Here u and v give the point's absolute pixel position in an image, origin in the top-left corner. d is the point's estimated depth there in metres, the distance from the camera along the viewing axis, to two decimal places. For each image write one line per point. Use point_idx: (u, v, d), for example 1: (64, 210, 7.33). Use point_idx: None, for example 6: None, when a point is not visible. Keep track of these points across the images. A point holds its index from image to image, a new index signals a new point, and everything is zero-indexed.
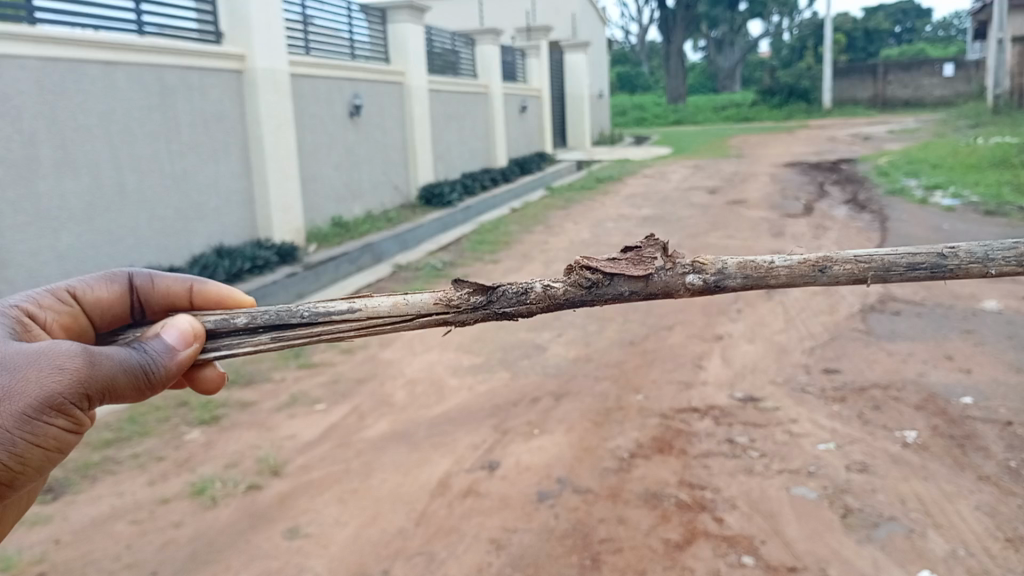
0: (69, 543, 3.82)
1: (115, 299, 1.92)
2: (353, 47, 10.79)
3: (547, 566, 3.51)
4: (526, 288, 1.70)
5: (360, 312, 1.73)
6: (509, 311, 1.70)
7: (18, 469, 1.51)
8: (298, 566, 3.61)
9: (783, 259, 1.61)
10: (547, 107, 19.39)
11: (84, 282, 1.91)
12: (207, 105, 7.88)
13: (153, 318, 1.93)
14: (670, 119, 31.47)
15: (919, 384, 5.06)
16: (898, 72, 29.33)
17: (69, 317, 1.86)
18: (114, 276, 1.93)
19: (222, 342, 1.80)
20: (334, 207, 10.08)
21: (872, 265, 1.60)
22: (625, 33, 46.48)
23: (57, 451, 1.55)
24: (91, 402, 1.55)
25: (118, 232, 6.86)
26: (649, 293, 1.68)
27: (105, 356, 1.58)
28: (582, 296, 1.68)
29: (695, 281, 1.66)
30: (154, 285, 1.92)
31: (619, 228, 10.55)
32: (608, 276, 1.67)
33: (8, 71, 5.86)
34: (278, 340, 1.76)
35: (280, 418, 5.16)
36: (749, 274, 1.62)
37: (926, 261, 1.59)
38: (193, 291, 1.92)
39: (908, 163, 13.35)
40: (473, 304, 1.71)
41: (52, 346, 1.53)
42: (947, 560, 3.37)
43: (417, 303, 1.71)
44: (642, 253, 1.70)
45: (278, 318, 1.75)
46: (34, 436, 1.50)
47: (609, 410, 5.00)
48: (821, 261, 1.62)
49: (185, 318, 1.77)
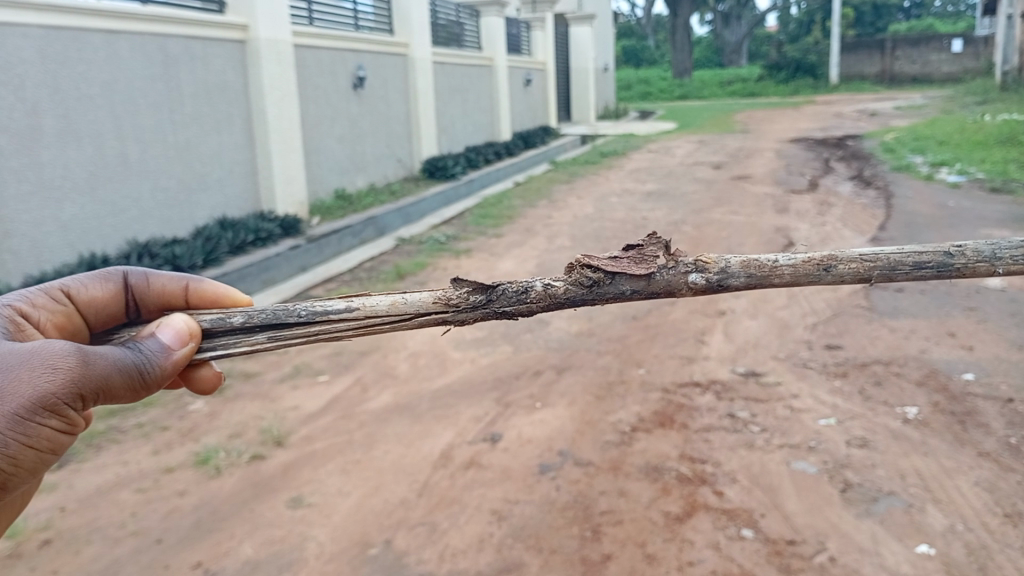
0: (75, 510, 3.85)
1: (110, 298, 1.91)
2: (357, 18, 10.70)
3: (548, 538, 3.54)
4: (525, 287, 1.70)
5: (357, 312, 1.72)
6: (509, 311, 1.71)
7: (11, 470, 1.52)
8: (301, 535, 3.65)
9: (787, 258, 1.61)
10: (552, 80, 19.26)
11: (78, 281, 1.91)
12: (210, 75, 7.83)
13: (148, 318, 1.93)
14: (675, 93, 31.25)
15: (921, 361, 5.07)
16: (906, 47, 29.05)
17: (63, 317, 1.86)
18: (109, 275, 1.92)
19: (218, 342, 1.79)
20: (338, 180, 10.06)
21: (877, 265, 1.60)
22: (632, 6, 46.04)
23: (52, 451, 1.55)
24: (84, 403, 1.55)
25: (121, 202, 6.85)
26: (650, 292, 1.68)
27: (100, 357, 1.58)
28: (583, 295, 1.69)
29: (698, 280, 1.66)
30: (149, 285, 1.92)
31: (623, 203, 10.52)
32: (609, 275, 1.67)
33: (10, 40, 5.83)
34: (274, 340, 1.76)
35: (284, 390, 5.19)
36: (754, 273, 1.62)
37: (933, 261, 1.59)
38: (189, 289, 1.91)
39: (915, 140, 13.28)
40: (472, 303, 1.71)
41: (45, 346, 1.53)
42: (945, 535, 3.40)
43: (415, 302, 1.71)
44: (644, 251, 1.70)
45: (275, 318, 1.74)
46: (27, 437, 1.50)
47: (611, 384, 5.02)
48: (826, 259, 1.62)
49: (181, 317, 1.76)
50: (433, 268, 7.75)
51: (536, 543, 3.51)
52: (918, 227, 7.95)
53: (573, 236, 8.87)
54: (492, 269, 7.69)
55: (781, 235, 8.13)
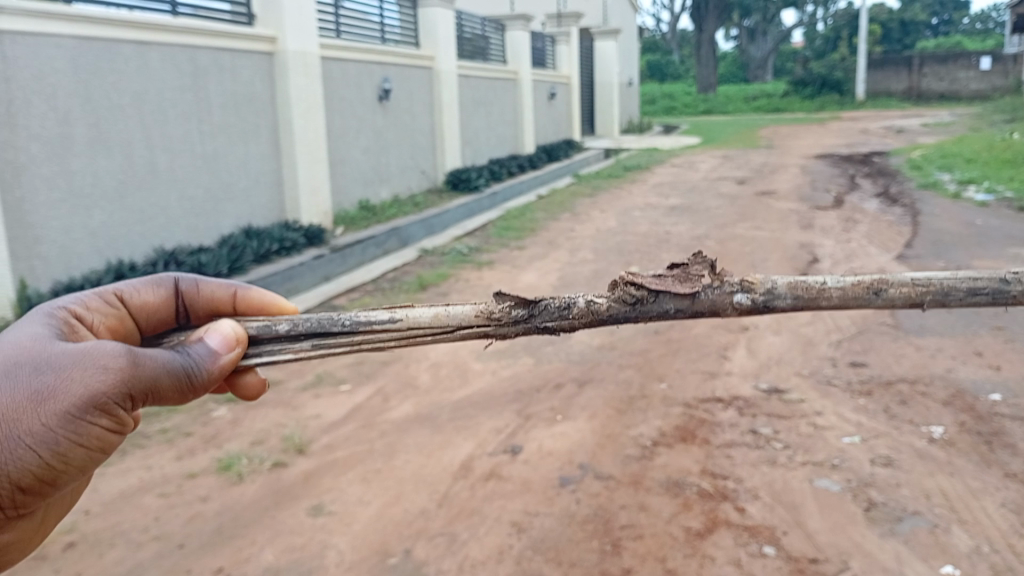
0: (99, 514, 3.90)
1: (161, 304, 1.96)
2: (383, 31, 10.82)
3: (568, 551, 3.53)
4: (568, 303, 1.68)
5: (402, 323, 1.70)
6: (551, 326, 1.69)
7: (61, 467, 1.55)
8: (321, 543, 3.66)
9: (835, 281, 1.60)
10: (576, 94, 19.33)
11: (130, 286, 1.94)
12: (238, 86, 7.94)
13: (196, 323, 1.95)
14: (699, 109, 31.23)
15: (947, 380, 5.02)
16: (933, 65, 28.84)
17: (116, 320, 1.89)
18: (160, 281, 1.96)
19: (263, 349, 1.79)
20: (362, 191, 10.13)
21: (930, 289, 1.58)
22: (656, 21, 46.16)
23: (100, 450, 1.58)
24: (132, 404, 1.58)
25: (149, 211, 6.94)
26: (695, 312, 1.65)
27: (150, 360, 1.60)
28: (627, 312, 1.65)
29: (743, 301, 1.63)
30: (199, 291, 1.95)
31: (646, 217, 10.51)
32: (654, 293, 1.64)
33: (44, 49, 5.95)
34: (318, 348, 1.74)
35: (306, 398, 5.22)
36: (800, 295, 1.61)
37: (988, 287, 1.55)
38: (237, 296, 1.94)
39: (941, 157, 13.17)
40: (514, 317, 1.69)
41: (96, 347, 1.55)
42: (971, 556, 3.36)
43: (459, 314, 1.70)
44: (688, 271, 1.69)
45: (320, 326, 1.73)
46: (77, 435, 1.53)
47: (632, 398, 5.01)
48: (876, 282, 1.60)
49: (229, 322, 1.76)
50: (455, 279, 7.79)
51: (555, 556, 3.50)
52: (945, 245, 7.88)
53: (595, 249, 8.88)
54: (515, 281, 7.71)
55: (805, 251, 8.09)
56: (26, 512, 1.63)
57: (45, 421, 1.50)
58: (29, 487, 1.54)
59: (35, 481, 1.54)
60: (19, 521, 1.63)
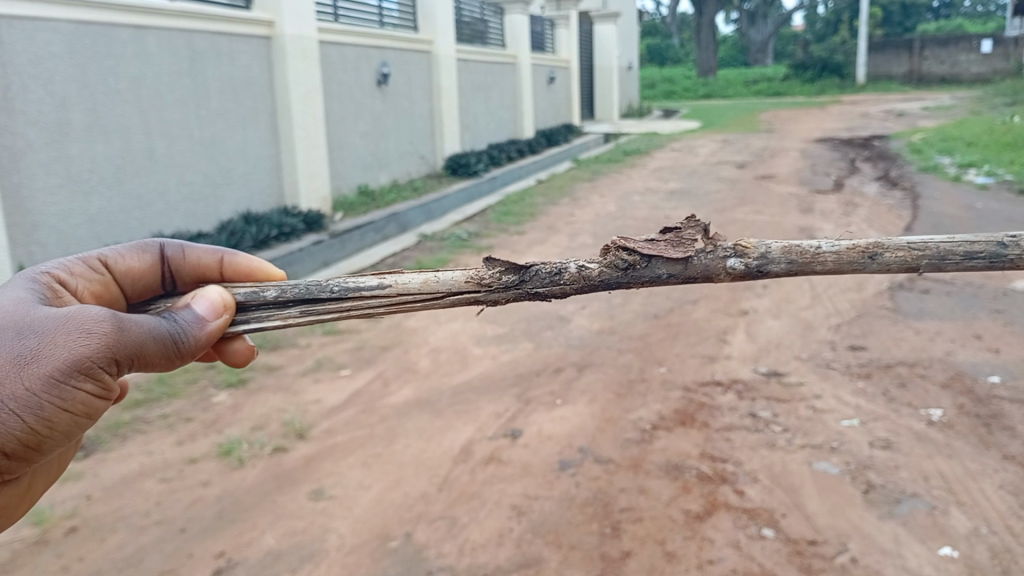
0: (101, 499, 3.91)
1: (147, 269, 1.95)
2: (381, 15, 10.76)
3: (568, 534, 3.55)
4: (559, 269, 1.72)
5: (389, 289, 1.75)
6: (542, 292, 1.73)
7: (46, 433, 1.54)
8: (322, 526, 3.68)
9: (830, 245, 1.61)
10: (576, 79, 19.25)
11: (115, 252, 1.94)
12: (235, 71, 7.90)
13: (183, 289, 1.97)
14: (700, 93, 31.08)
15: (946, 363, 5.02)
16: (934, 48, 28.69)
17: (100, 286, 1.89)
18: (145, 246, 1.96)
19: (252, 316, 1.82)
20: (360, 176, 10.11)
21: (926, 253, 1.57)
22: (656, 5, 45.95)
23: (86, 415, 1.58)
24: (118, 368, 1.58)
25: (147, 197, 6.93)
26: (687, 277, 1.69)
27: (134, 324, 1.61)
28: (617, 277, 1.69)
29: (736, 266, 1.65)
30: (185, 257, 1.95)
31: (646, 202, 10.49)
32: (645, 259, 1.67)
33: (40, 34, 5.91)
34: (307, 314, 1.78)
35: (306, 383, 5.23)
36: (795, 260, 1.61)
37: (985, 251, 1.54)
38: (224, 262, 1.96)
39: (942, 141, 13.14)
40: (505, 283, 1.73)
41: (81, 311, 1.56)
42: (969, 537, 3.38)
43: (448, 280, 1.73)
44: (681, 235, 1.70)
45: (307, 293, 1.77)
46: (62, 400, 1.53)
47: (632, 382, 5.02)
48: (871, 247, 1.60)
49: (216, 288, 1.79)
50: (455, 264, 7.79)
51: (555, 539, 3.52)
52: (945, 230, 7.88)
53: (595, 234, 8.87)
54: None
55: (806, 236, 8.08)
56: (9, 479, 1.62)
57: (30, 385, 1.49)
58: (14, 453, 1.52)
59: (20, 446, 1.52)
60: (4, 487, 1.64)
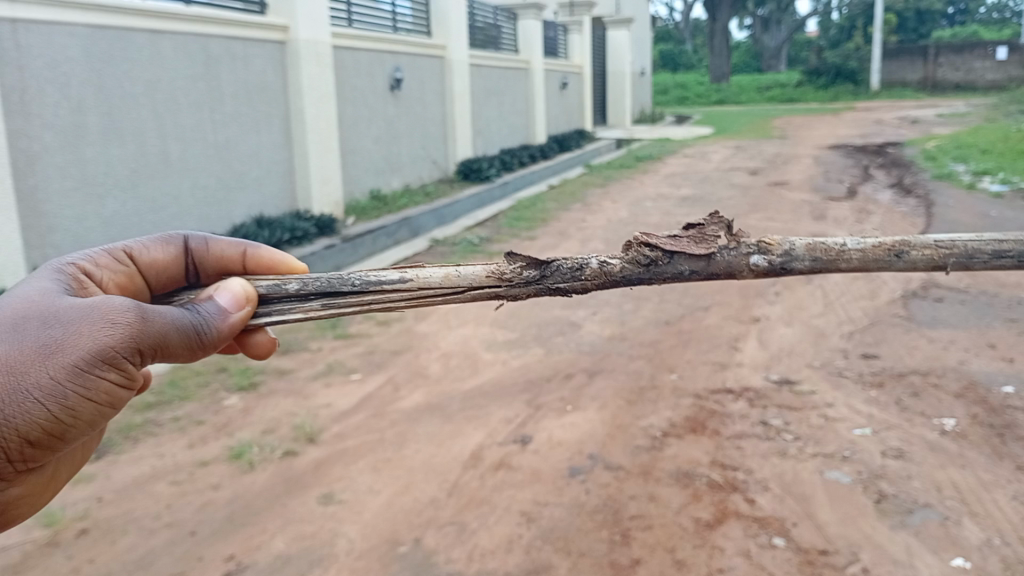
0: (112, 501, 3.93)
1: (171, 261, 1.95)
2: (395, 20, 10.80)
3: (577, 541, 3.54)
4: (581, 264, 1.71)
5: (410, 283, 1.73)
6: (563, 287, 1.72)
7: (70, 422, 1.54)
8: (332, 531, 3.68)
9: (855, 242, 1.61)
10: (588, 84, 19.27)
11: (140, 244, 1.94)
12: (250, 75, 7.95)
13: (206, 282, 1.96)
14: (712, 99, 31.04)
15: (959, 372, 4.98)
16: (949, 55, 28.53)
17: (125, 277, 1.89)
18: (170, 238, 1.96)
19: (273, 308, 1.82)
20: (373, 181, 10.14)
21: (953, 251, 1.57)
22: (669, 11, 46.00)
23: (109, 405, 1.58)
24: (141, 358, 1.58)
25: (161, 200, 6.97)
26: (710, 274, 1.69)
27: (158, 314, 1.61)
28: (639, 273, 1.68)
29: (760, 263, 1.65)
30: (208, 249, 1.95)
31: (658, 208, 10.47)
32: (668, 255, 1.67)
33: (56, 39, 5.95)
34: (328, 307, 1.78)
35: (317, 387, 5.24)
36: (819, 257, 1.63)
37: (1014, 250, 1.55)
38: (247, 255, 1.95)
39: (956, 148, 13.05)
40: (526, 278, 1.73)
41: (105, 302, 1.57)
42: (981, 548, 3.35)
43: (469, 275, 1.72)
44: (704, 231, 1.70)
45: (329, 285, 1.77)
46: (86, 389, 1.53)
47: (643, 389, 5.01)
48: (898, 244, 1.59)
49: (238, 280, 1.80)
50: None
51: (565, 546, 3.51)
52: None
53: (607, 239, 8.86)
54: None
55: None
56: (33, 468, 1.63)
57: (53, 374, 1.49)
58: (37, 442, 1.52)
59: (44, 435, 1.52)
60: (28, 476, 1.64)
